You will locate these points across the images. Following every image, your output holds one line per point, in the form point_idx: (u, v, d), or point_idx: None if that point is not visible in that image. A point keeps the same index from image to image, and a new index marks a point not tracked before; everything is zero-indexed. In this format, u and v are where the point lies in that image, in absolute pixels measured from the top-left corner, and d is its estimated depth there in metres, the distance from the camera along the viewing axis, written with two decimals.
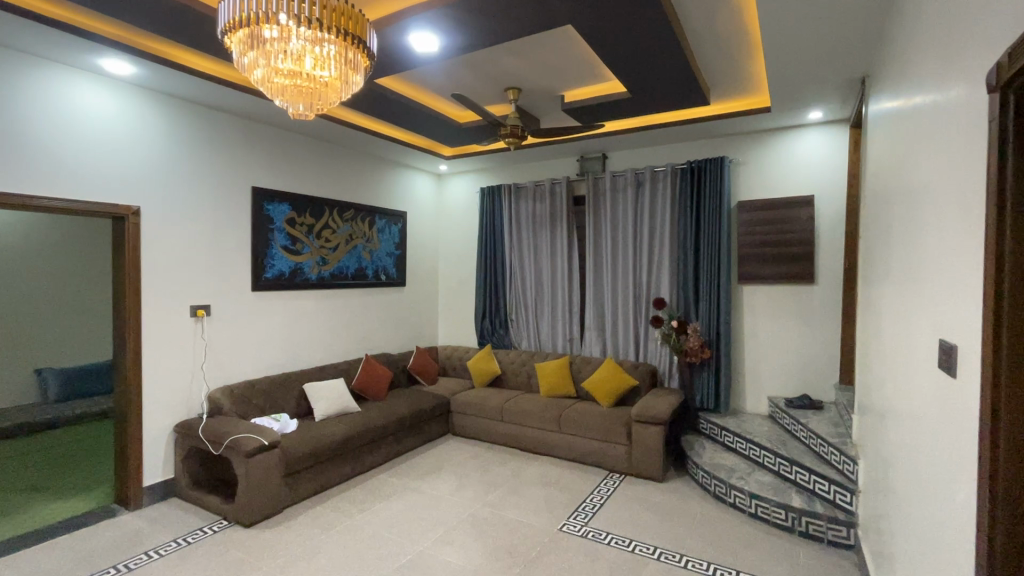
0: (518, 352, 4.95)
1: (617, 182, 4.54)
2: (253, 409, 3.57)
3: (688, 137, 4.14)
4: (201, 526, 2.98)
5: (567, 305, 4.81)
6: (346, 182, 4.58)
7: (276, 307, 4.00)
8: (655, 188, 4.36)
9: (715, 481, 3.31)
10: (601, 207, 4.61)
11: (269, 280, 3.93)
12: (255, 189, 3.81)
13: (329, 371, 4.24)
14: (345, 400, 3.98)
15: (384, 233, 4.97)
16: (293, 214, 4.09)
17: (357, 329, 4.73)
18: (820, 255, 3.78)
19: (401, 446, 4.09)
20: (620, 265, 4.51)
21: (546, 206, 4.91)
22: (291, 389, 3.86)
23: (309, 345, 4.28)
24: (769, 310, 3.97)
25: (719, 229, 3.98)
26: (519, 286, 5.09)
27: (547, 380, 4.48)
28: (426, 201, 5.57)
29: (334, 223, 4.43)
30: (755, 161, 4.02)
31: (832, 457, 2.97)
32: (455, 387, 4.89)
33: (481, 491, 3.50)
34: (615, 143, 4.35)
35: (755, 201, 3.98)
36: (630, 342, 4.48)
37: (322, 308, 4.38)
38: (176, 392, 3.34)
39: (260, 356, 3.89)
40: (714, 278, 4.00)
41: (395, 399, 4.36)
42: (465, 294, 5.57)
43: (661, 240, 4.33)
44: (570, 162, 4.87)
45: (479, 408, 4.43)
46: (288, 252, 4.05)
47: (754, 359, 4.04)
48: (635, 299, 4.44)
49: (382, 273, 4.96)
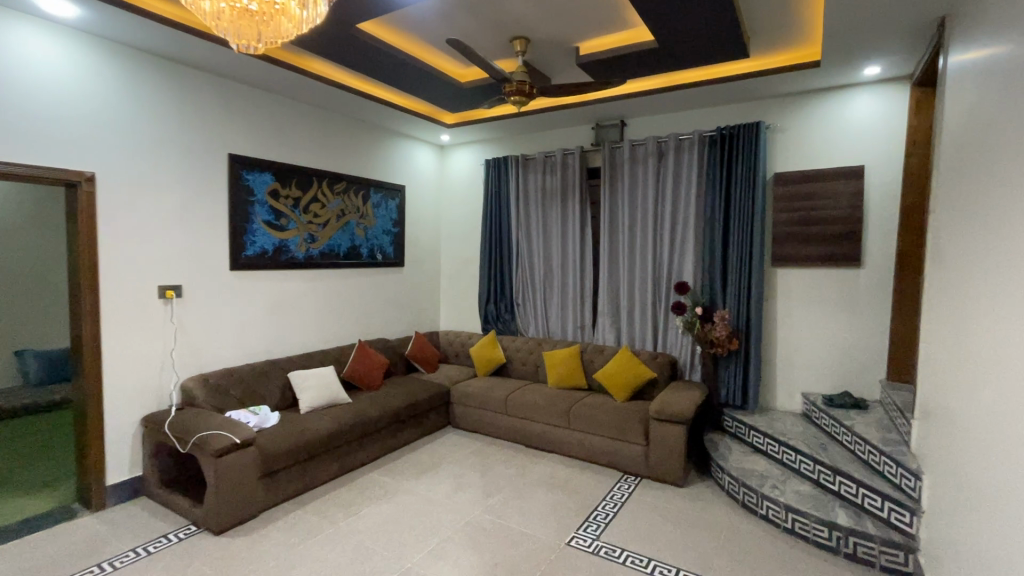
0: (525, 339, 4.57)
1: (636, 152, 4.08)
2: (230, 401, 3.24)
3: (719, 99, 3.65)
4: (165, 533, 2.66)
5: (578, 289, 4.40)
6: (337, 153, 4.17)
7: (258, 288, 3.65)
8: (678, 158, 3.89)
9: (744, 489, 2.93)
10: (618, 180, 4.16)
11: (250, 259, 3.57)
12: (232, 156, 3.42)
13: (318, 358, 3.90)
14: (335, 390, 3.65)
15: (380, 209, 4.57)
16: (276, 185, 3.69)
17: (352, 313, 4.38)
18: (869, 234, 3.31)
19: (396, 440, 3.75)
20: (637, 245, 4.08)
21: (557, 180, 4.47)
22: (274, 378, 3.53)
23: (297, 330, 3.93)
24: (807, 296, 3.53)
25: (752, 203, 3.52)
26: (527, 268, 4.68)
27: (555, 370, 4.11)
28: (428, 175, 5.15)
29: (323, 197, 4.04)
30: (795, 127, 3.52)
31: (885, 468, 2.56)
32: (457, 375, 4.53)
33: (480, 494, 3.15)
34: (636, 107, 3.88)
35: (794, 172, 3.51)
36: (647, 331, 4.07)
37: (311, 290, 4.01)
38: (144, 382, 3.02)
39: (241, 342, 3.55)
40: (744, 260, 3.55)
41: (390, 389, 4.02)
42: (469, 276, 5.18)
43: (684, 217, 3.88)
44: (583, 131, 4.40)
45: (481, 400, 4.08)
46: (271, 227, 3.68)
47: (788, 351, 3.62)
48: (654, 284, 4.03)
49: (378, 252, 4.57)
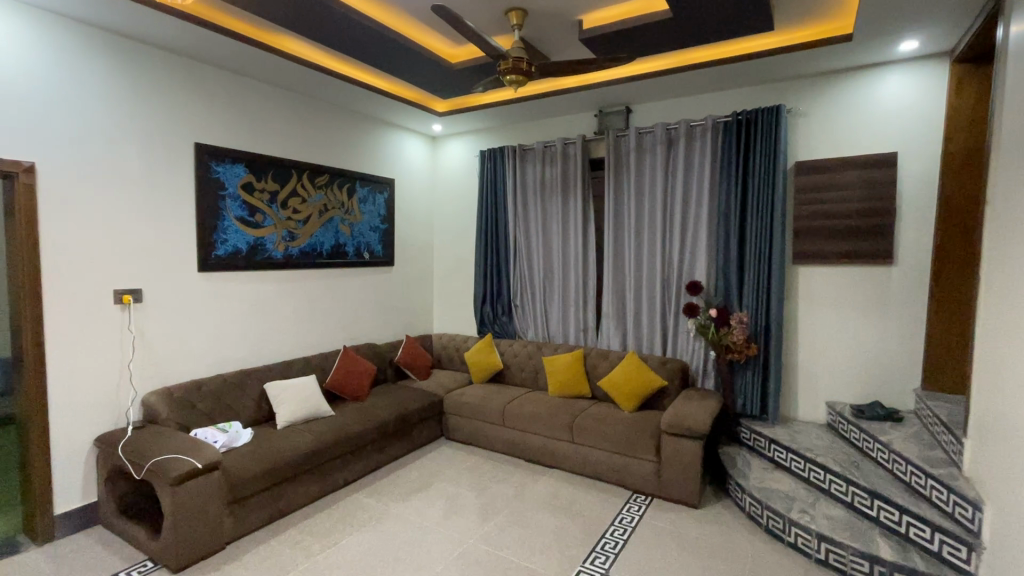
0: (523, 343, 4.25)
1: (643, 141, 3.76)
2: (198, 417, 2.92)
3: (735, 82, 3.33)
4: (116, 571, 2.34)
5: (580, 289, 4.08)
6: (319, 143, 3.85)
7: (232, 291, 3.33)
8: (689, 147, 3.57)
9: (768, 512, 2.63)
10: (623, 172, 3.84)
11: (222, 259, 3.25)
12: (199, 146, 3.10)
13: (299, 366, 3.58)
14: (316, 403, 3.33)
15: (367, 204, 4.25)
16: (250, 177, 3.37)
17: (337, 316, 4.06)
18: (902, 227, 3.01)
19: (383, 456, 3.45)
20: (645, 242, 3.76)
21: (557, 172, 4.15)
22: (248, 390, 3.21)
23: (276, 336, 3.61)
24: (832, 296, 3.22)
25: (771, 195, 3.21)
26: (525, 267, 4.37)
27: (556, 377, 3.80)
28: (419, 167, 4.83)
29: (304, 191, 3.72)
30: (819, 110, 3.21)
31: (933, 494, 2.26)
32: (451, 382, 4.22)
33: (475, 518, 2.84)
34: (643, 91, 3.56)
35: (819, 161, 3.20)
36: (656, 334, 3.76)
37: (291, 293, 3.70)
38: (97, 398, 2.70)
39: (212, 351, 3.23)
40: (763, 258, 3.24)
41: (378, 399, 3.71)
42: (463, 275, 4.86)
43: (696, 211, 3.57)
44: (585, 118, 4.08)
45: (476, 410, 3.77)
46: (245, 224, 3.35)
47: (810, 356, 3.31)
48: (663, 284, 3.72)
49: (365, 250, 4.26)
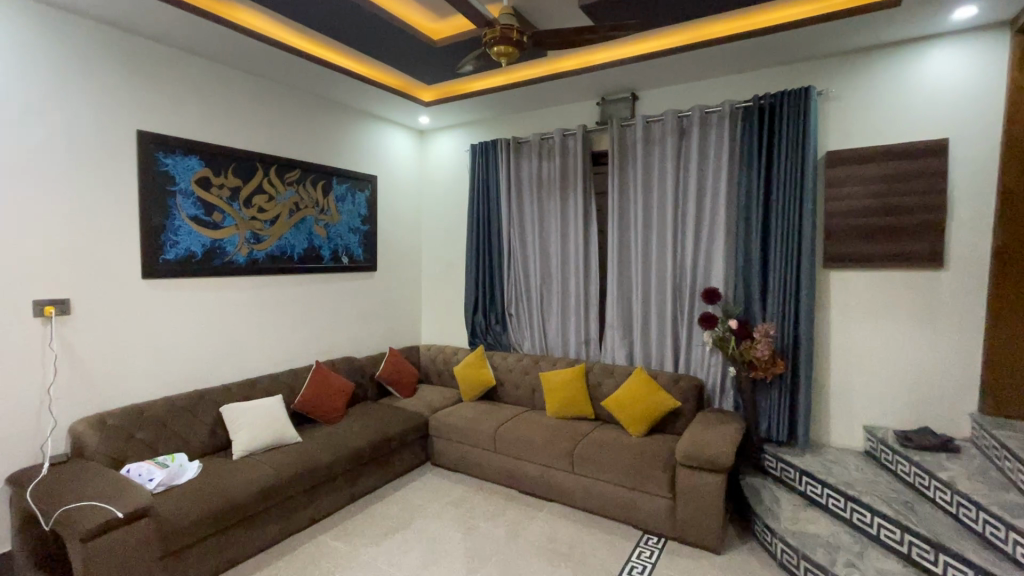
0: (518, 357, 3.84)
1: (651, 131, 3.35)
2: (136, 449, 2.50)
3: (756, 61, 2.93)
4: None
5: (581, 296, 3.67)
6: (289, 134, 3.45)
7: (184, 301, 2.92)
8: (704, 137, 3.17)
9: (806, 564, 2.21)
10: (629, 165, 3.44)
11: (172, 264, 2.84)
12: (143, 134, 2.69)
13: (264, 385, 3.17)
14: (280, 428, 2.92)
15: (345, 203, 3.85)
16: (206, 171, 2.96)
17: (310, 327, 3.65)
18: (954, 225, 2.60)
19: (357, 488, 3.03)
20: (654, 244, 3.35)
21: (556, 167, 3.74)
22: (201, 415, 2.79)
23: (238, 350, 3.20)
24: (869, 305, 2.82)
25: (800, 189, 2.80)
26: (520, 272, 3.96)
27: (555, 396, 3.39)
28: (405, 164, 4.43)
29: (271, 187, 3.31)
30: (854, 93, 2.81)
31: (1016, 551, 1.84)
32: (438, 400, 3.81)
33: (460, 567, 2.42)
34: (651, 74, 3.16)
35: (854, 150, 2.79)
36: (666, 347, 3.35)
37: (256, 302, 3.29)
38: (9, 428, 2.27)
39: (159, 370, 2.82)
40: (790, 261, 2.83)
41: (354, 422, 3.29)
42: (454, 281, 4.45)
43: (712, 208, 3.16)
44: (586, 107, 3.68)
45: (465, 434, 3.35)
46: (200, 225, 2.94)
47: (845, 373, 2.89)
48: (675, 291, 3.31)
49: (343, 254, 3.85)
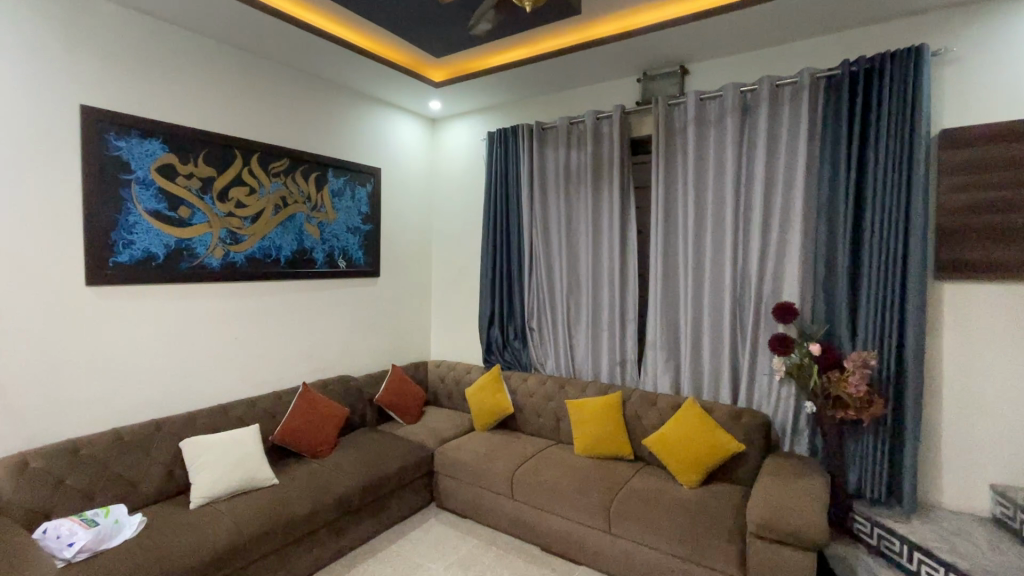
0: (541, 379, 3.27)
1: (706, 111, 2.75)
2: (65, 497, 2.01)
3: (846, 18, 2.32)
4: None
5: (616, 310, 3.09)
6: (276, 118, 2.97)
7: (141, 312, 2.44)
8: (774, 116, 2.56)
9: None
10: (676, 153, 2.86)
11: (125, 267, 2.35)
12: (88, 111, 2.22)
13: (238, 412, 2.67)
14: (251, 467, 2.40)
15: (343, 199, 3.35)
16: (171, 158, 2.49)
17: (299, 342, 3.15)
18: None
19: (344, 541, 2.50)
20: (708, 248, 2.75)
21: (587, 157, 3.17)
22: (155, 452, 2.30)
23: (209, 370, 2.71)
24: (999, 327, 2.17)
25: (908, 177, 2.17)
26: (543, 280, 3.40)
27: (584, 431, 2.82)
28: (415, 156, 3.92)
29: (252, 179, 2.83)
30: (978, 54, 2.18)
31: None
32: (446, 428, 3.26)
33: None
34: (709, 39, 2.58)
35: (982, 126, 2.15)
36: (722, 374, 2.75)
37: (233, 313, 2.80)
38: None
39: (106, 396, 2.34)
40: (892, 270, 2.20)
41: (344, 457, 2.77)
42: (467, 288, 3.91)
43: (784, 204, 2.55)
44: (624, 85, 3.11)
45: (476, 474, 2.79)
46: (161, 222, 2.46)
47: (962, 415, 2.24)
48: (734, 306, 2.70)
49: (340, 258, 3.34)
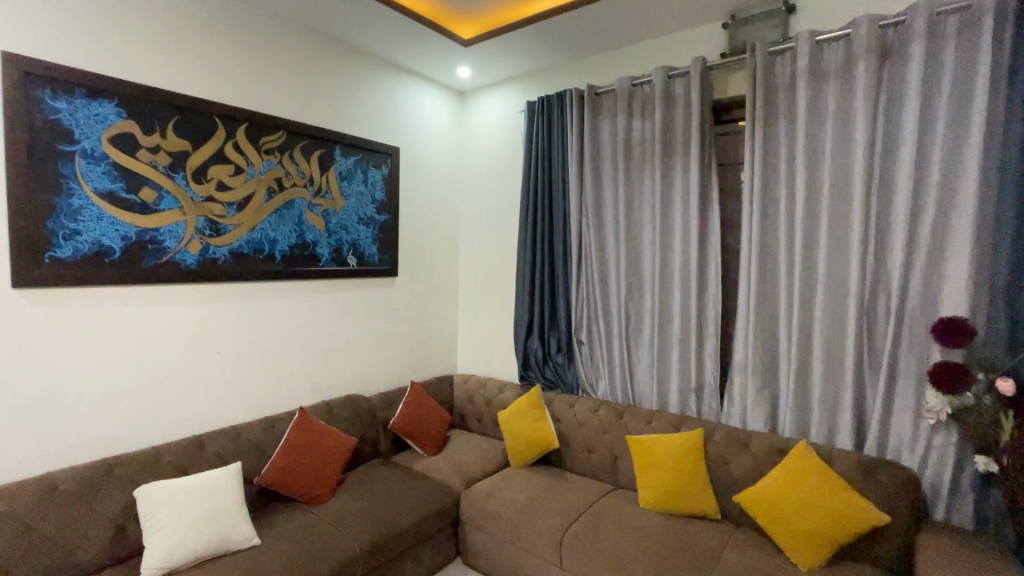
0: (591, 405, 2.63)
1: (824, 59, 2.06)
2: None
3: None
4: None
5: (691, 321, 2.43)
6: (271, 83, 2.42)
7: (91, 321, 1.92)
8: (930, 59, 1.85)
9: None
10: (780, 117, 2.17)
11: (68, 264, 1.84)
12: (13, 62, 1.70)
13: (217, 446, 2.13)
14: (224, 523, 1.85)
15: (353, 183, 2.78)
16: (129, 127, 1.96)
17: (298, 355, 2.61)
18: None
19: None
20: (825, 241, 2.06)
21: (654, 128, 2.51)
22: (99, 502, 1.77)
23: (183, 393, 2.18)
24: None
25: None
26: (595, 281, 2.76)
27: (653, 479, 2.17)
28: (440, 136, 3.34)
29: (239, 156, 2.29)
30: None
31: None
32: (475, 463, 2.67)
33: None
34: None
35: None
36: (843, 411, 2.06)
37: (214, 321, 2.27)
38: None
39: (42, 430, 1.82)
40: None
41: (348, 503, 2.20)
42: (501, 291, 3.31)
43: (943, 179, 1.84)
44: (704, 34, 2.44)
45: (514, 531, 2.18)
46: (118, 208, 1.94)
47: None
48: (862, 319, 2.01)
49: (350, 254, 2.79)
